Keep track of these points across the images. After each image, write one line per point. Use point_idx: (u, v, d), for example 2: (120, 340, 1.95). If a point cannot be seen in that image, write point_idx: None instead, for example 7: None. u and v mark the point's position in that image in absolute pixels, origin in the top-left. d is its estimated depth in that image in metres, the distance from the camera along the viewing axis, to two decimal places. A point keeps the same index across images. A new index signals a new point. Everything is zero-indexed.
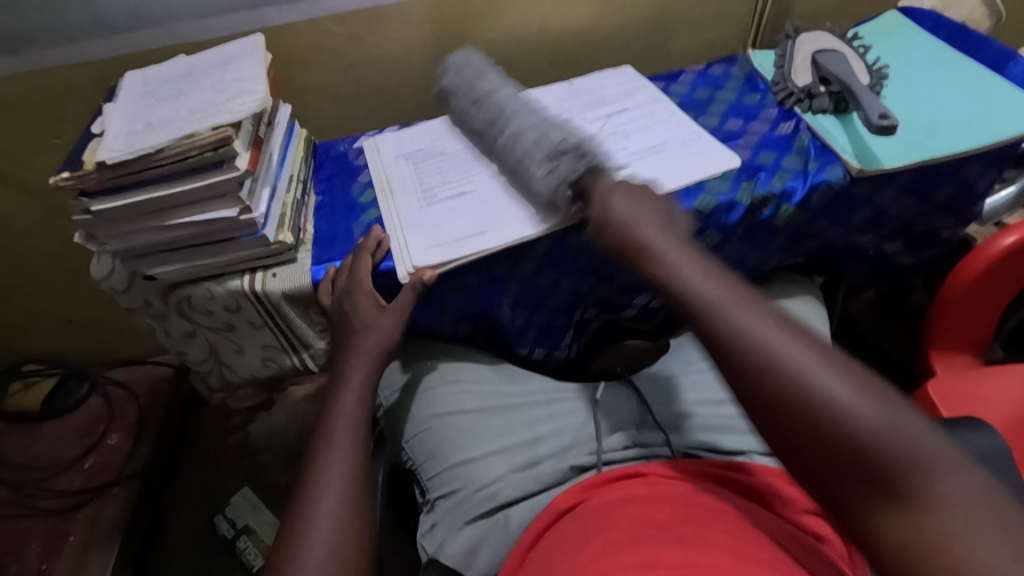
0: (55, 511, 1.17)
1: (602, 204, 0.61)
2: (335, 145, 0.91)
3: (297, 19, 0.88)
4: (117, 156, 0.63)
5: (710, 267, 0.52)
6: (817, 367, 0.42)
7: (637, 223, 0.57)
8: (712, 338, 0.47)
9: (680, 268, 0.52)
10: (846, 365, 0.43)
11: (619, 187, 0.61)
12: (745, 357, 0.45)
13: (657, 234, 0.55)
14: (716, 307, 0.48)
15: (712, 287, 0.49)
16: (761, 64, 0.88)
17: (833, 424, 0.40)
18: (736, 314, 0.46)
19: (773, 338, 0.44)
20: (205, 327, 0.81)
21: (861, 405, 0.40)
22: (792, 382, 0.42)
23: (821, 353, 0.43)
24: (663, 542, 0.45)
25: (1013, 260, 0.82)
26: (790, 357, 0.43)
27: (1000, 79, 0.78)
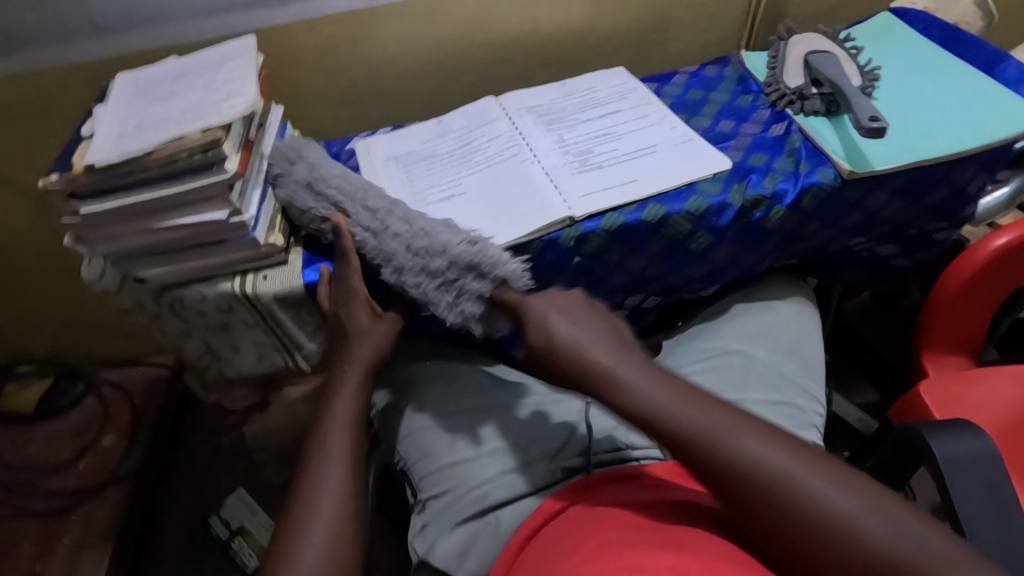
0: (49, 512, 1.17)
1: (547, 331, 0.60)
2: (327, 146, 0.91)
3: (289, 20, 0.88)
4: (106, 159, 0.63)
5: (665, 384, 0.54)
6: (817, 485, 0.45)
7: (595, 351, 0.57)
8: (704, 466, 0.49)
9: (652, 394, 0.53)
10: (846, 480, 0.46)
11: (561, 310, 0.61)
12: (750, 484, 0.46)
13: (616, 359, 0.57)
14: (707, 433, 0.49)
15: (703, 414, 0.51)
16: (755, 65, 0.88)
17: (846, 541, 0.43)
18: (729, 441, 0.48)
19: (769, 460, 0.47)
20: (199, 326, 0.81)
21: (871, 520, 0.43)
22: (798, 505, 0.45)
23: (812, 466, 0.47)
24: (652, 546, 0.45)
25: (1005, 261, 0.82)
26: (794, 474, 0.46)
27: (991, 81, 0.78)
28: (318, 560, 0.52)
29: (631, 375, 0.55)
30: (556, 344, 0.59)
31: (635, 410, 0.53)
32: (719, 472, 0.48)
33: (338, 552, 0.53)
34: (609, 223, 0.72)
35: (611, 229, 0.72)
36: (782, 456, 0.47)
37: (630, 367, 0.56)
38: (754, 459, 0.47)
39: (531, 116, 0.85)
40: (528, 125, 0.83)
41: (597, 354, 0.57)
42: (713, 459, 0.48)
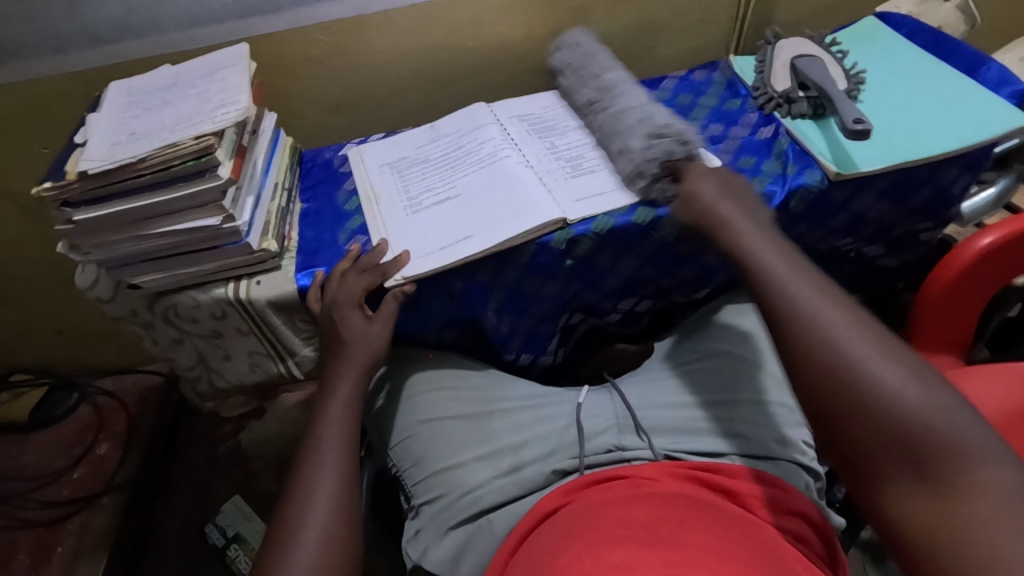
0: (43, 521, 1.16)
1: (690, 186, 0.68)
2: (321, 153, 0.91)
3: (282, 29, 0.89)
4: (99, 166, 0.63)
5: (775, 246, 0.59)
6: (861, 345, 0.48)
7: (722, 203, 0.64)
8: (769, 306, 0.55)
9: (760, 250, 0.59)
10: (897, 352, 0.48)
11: (712, 174, 0.69)
12: (801, 327, 0.51)
13: (738, 216, 0.63)
14: (775, 280, 0.56)
15: (776, 263, 0.57)
16: (743, 70, 0.89)
17: (877, 404, 0.45)
18: (787, 287, 0.54)
19: (822, 313, 0.51)
20: (192, 335, 0.81)
21: (911, 389, 0.45)
22: (839, 356, 0.48)
23: (867, 331, 0.49)
24: (641, 543, 0.45)
25: (991, 260, 0.83)
26: (843, 340, 0.49)
27: (974, 83, 0.79)
28: (311, 563, 0.52)
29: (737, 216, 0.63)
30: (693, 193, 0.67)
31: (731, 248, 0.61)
32: (780, 313, 0.54)
33: (329, 554, 0.53)
34: (600, 226, 0.73)
35: (603, 231, 0.73)
36: (849, 323, 0.50)
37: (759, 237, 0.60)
38: (820, 317, 0.51)
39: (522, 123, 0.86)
40: (518, 131, 0.85)
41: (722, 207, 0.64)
42: (778, 301, 0.54)
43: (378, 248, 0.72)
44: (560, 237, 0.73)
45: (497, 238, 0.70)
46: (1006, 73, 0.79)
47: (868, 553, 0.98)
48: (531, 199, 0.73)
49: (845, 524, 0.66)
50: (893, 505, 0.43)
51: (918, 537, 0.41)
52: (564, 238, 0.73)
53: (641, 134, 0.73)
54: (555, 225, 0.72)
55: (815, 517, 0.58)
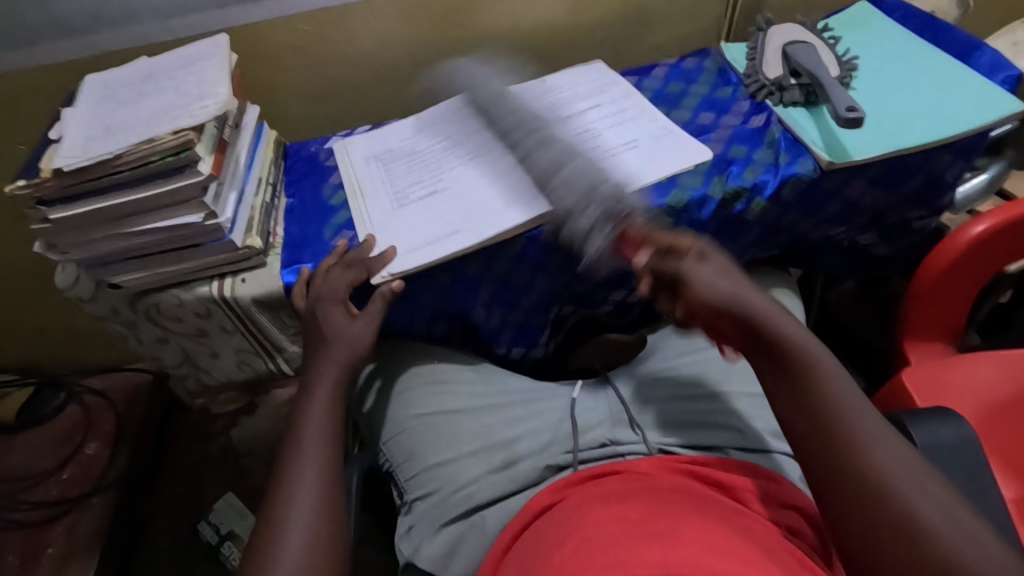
0: (32, 522, 1.15)
1: (697, 283, 0.59)
2: (306, 146, 0.90)
3: (262, 18, 0.87)
4: (74, 162, 0.61)
5: (831, 363, 0.54)
6: (915, 497, 0.46)
7: (754, 299, 0.57)
8: (823, 435, 0.50)
9: (815, 353, 0.54)
10: (948, 505, 0.46)
11: (707, 264, 0.61)
12: (858, 468, 0.48)
13: (778, 315, 0.56)
14: (835, 410, 0.51)
15: (840, 389, 0.52)
16: (734, 57, 0.87)
17: (923, 558, 0.44)
18: (845, 417, 0.51)
19: (881, 455, 0.48)
20: (176, 333, 0.80)
21: (965, 548, 0.44)
22: (899, 518, 0.46)
23: (915, 482, 0.47)
24: (636, 540, 0.45)
25: (982, 247, 0.83)
26: (894, 483, 0.47)
27: (967, 69, 0.78)
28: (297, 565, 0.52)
29: (776, 316, 0.56)
30: (701, 298, 0.58)
31: (780, 350, 0.55)
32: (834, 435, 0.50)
33: (314, 556, 0.52)
34: None
35: None
36: (900, 463, 0.48)
37: (808, 339, 0.55)
38: (873, 458, 0.48)
39: (511, 114, 0.85)
40: (507, 122, 0.83)
41: (759, 304, 0.57)
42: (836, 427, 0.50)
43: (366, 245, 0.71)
44: (551, 229, 0.72)
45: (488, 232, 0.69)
46: (999, 58, 0.79)
47: None
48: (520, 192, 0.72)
49: None
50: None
51: None
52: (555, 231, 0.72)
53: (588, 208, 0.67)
54: (545, 219, 0.71)
55: (811, 509, 0.58)
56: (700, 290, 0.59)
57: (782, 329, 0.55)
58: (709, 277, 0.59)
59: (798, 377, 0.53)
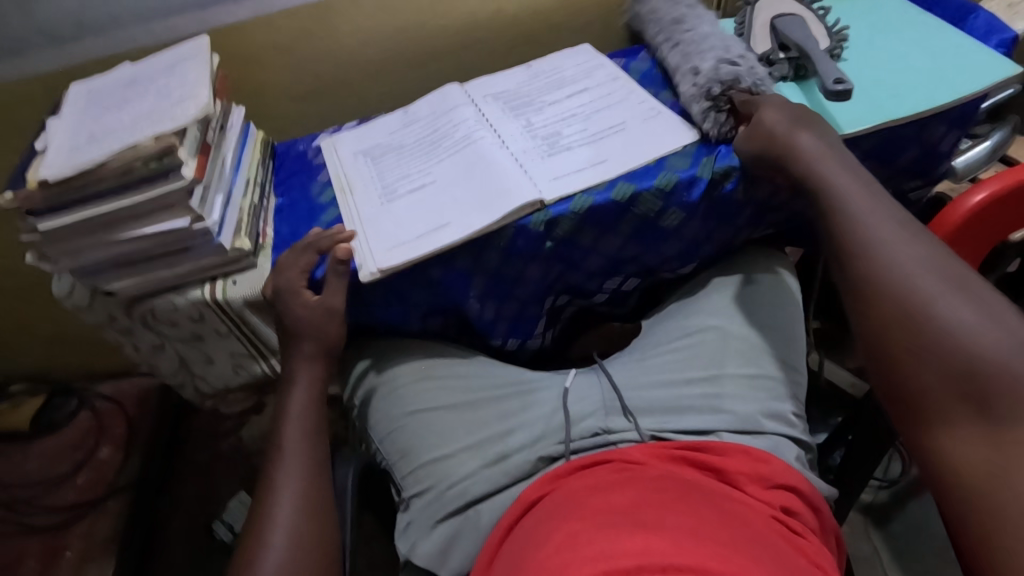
0: (51, 526, 1.17)
1: (754, 121, 0.69)
2: (294, 145, 0.89)
3: (245, 18, 0.86)
4: (58, 173, 0.62)
5: (870, 194, 0.64)
6: (931, 285, 0.56)
7: (800, 133, 0.67)
8: (856, 246, 0.61)
9: (867, 199, 0.63)
10: (965, 292, 0.55)
11: (772, 104, 0.70)
12: (877, 271, 0.59)
13: (837, 170, 0.65)
14: (863, 225, 0.62)
15: (868, 209, 0.63)
16: (722, 33, 0.85)
17: (939, 346, 0.53)
18: (871, 237, 0.61)
19: (899, 263, 0.58)
20: (172, 339, 0.80)
21: (977, 329, 0.52)
22: (908, 300, 0.56)
23: (936, 272, 0.57)
24: (620, 532, 0.44)
25: (980, 218, 0.81)
26: (918, 283, 0.57)
27: (963, 34, 0.76)
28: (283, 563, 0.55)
29: (834, 171, 0.65)
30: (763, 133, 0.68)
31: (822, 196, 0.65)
32: (854, 245, 0.62)
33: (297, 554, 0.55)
34: (579, 205, 0.72)
35: (581, 211, 0.72)
36: (928, 265, 0.58)
37: (866, 190, 0.64)
38: (893, 256, 0.59)
39: (497, 102, 0.84)
40: (493, 111, 0.82)
41: (828, 163, 0.66)
42: (857, 236, 0.62)
43: (343, 234, 0.71)
44: (538, 218, 0.71)
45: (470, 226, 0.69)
46: (993, 21, 0.79)
47: (871, 517, 1.10)
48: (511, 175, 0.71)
49: (835, 492, 0.67)
50: (948, 438, 0.51)
51: (953, 470, 0.50)
52: (542, 220, 0.71)
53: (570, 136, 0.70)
54: (533, 207, 0.70)
55: (805, 491, 0.58)
56: (759, 130, 0.69)
57: (833, 181, 0.65)
58: (772, 114, 0.69)
59: (843, 225, 0.63)
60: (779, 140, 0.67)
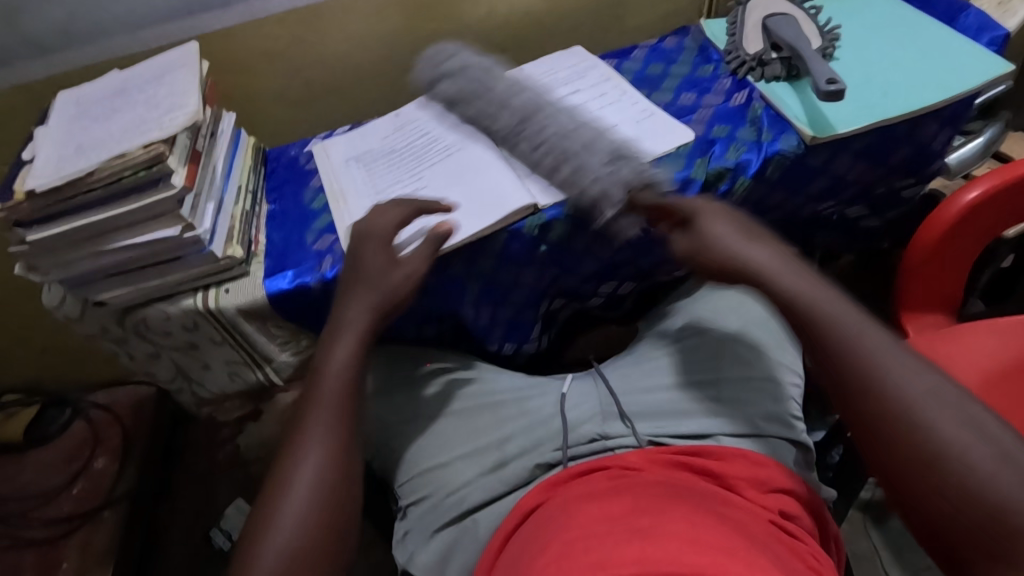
0: (46, 539, 1.16)
1: (706, 230, 0.60)
2: (286, 151, 0.89)
3: (233, 24, 0.86)
4: (46, 183, 0.61)
5: (800, 284, 0.55)
6: (941, 414, 0.45)
7: (716, 223, 0.60)
8: (847, 363, 0.50)
9: (819, 299, 0.53)
10: (982, 423, 0.45)
11: (721, 212, 0.61)
12: (878, 393, 0.47)
13: (766, 260, 0.57)
14: (821, 320, 0.52)
15: (805, 295, 0.53)
16: (714, 33, 0.85)
17: (957, 487, 0.43)
18: (865, 342, 0.50)
19: (906, 383, 0.47)
20: (167, 348, 0.79)
21: (994, 471, 0.42)
22: (916, 433, 0.45)
23: (947, 400, 0.46)
24: (619, 538, 0.44)
25: (974, 215, 0.81)
26: (927, 413, 0.45)
27: (954, 31, 0.76)
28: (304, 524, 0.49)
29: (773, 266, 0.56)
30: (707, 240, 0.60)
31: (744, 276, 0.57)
32: (838, 356, 0.50)
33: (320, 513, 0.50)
34: (573, 208, 0.71)
35: (576, 214, 0.72)
36: (930, 385, 0.47)
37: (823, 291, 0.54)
38: (894, 378, 0.47)
39: None
40: None
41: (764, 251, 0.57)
42: (839, 345, 0.50)
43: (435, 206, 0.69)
44: (532, 222, 0.71)
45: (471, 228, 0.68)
46: (984, 18, 0.79)
47: (869, 514, 1.10)
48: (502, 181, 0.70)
49: (834, 493, 0.67)
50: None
51: None
52: (536, 224, 0.72)
53: (598, 162, 0.67)
54: (526, 210, 0.70)
55: (803, 494, 0.58)
56: (706, 236, 0.60)
57: (747, 261, 0.57)
58: (719, 226, 0.60)
59: (809, 325, 0.53)
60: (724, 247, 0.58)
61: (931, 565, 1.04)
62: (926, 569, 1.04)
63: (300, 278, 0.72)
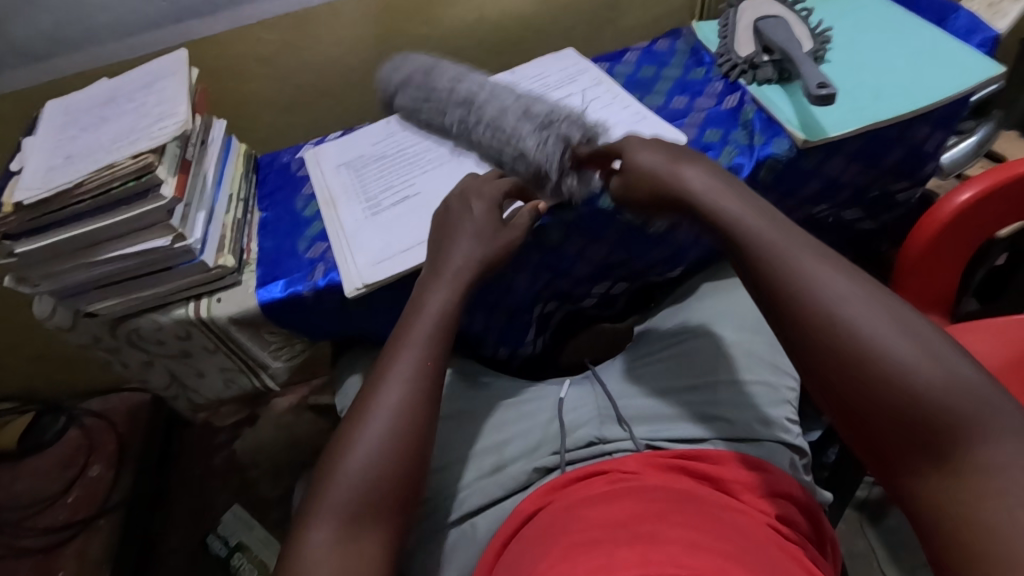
0: (42, 548, 1.16)
1: (633, 158, 0.62)
2: (278, 157, 0.88)
3: (223, 31, 0.85)
4: (34, 195, 0.60)
5: (743, 196, 0.55)
6: (863, 314, 0.45)
7: (680, 164, 0.59)
8: (772, 278, 0.50)
9: (750, 220, 0.53)
10: (898, 318, 0.45)
11: (644, 142, 0.63)
12: (803, 303, 0.48)
13: (702, 176, 0.58)
14: (755, 234, 0.52)
15: (744, 211, 0.54)
16: (706, 35, 0.85)
17: (881, 377, 0.43)
18: (782, 252, 0.50)
19: (827, 287, 0.47)
20: (160, 355, 0.78)
21: (918, 362, 0.42)
22: (840, 335, 0.45)
23: (868, 300, 0.46)
24: (621, 543, 0.44)
25: (967, 216, 0.81)
26: (845, 313, 0.46)
27: (945, 34, 0.76)
28: (379, 457, 0.54)
29: (708, 186, 0.57)
30: (638, 165, 0.61)
31: (688, 195, 0.57)
32: (767, 270, 0.51)
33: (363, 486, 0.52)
34: (566, 214, 0.71)
35: (568, 219, 0.71)
36: (851, 288, 0.47)
37: (760, 214, 0.54)
38: (813, 283, 0.48)
39: None
40: None
41: (696, 179, 0.58)
42: (766, 261, 0.51)
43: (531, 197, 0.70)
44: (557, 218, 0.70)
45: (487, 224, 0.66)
46: (974, 20, 0.80)
47: (866, 512, 1.10)
48: (499, 181, 0.69)
49: (829, 497, 0.67)
50: (916, 493, 0.41)
51: (925, 521, 0.40)
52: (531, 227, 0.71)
53: (528, 129, 0.69)
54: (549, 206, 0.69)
55: (801, 497, 0.58)
56: (634, 161, 0.61)
57: (695, 188, 0.57)
58: (646, 153, 0.62)
59: (740, 247, 0.53)
60: (657, 173, 0.60)
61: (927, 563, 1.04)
62: (923, 567, 1.04)
63: (293, 286, 0.71)
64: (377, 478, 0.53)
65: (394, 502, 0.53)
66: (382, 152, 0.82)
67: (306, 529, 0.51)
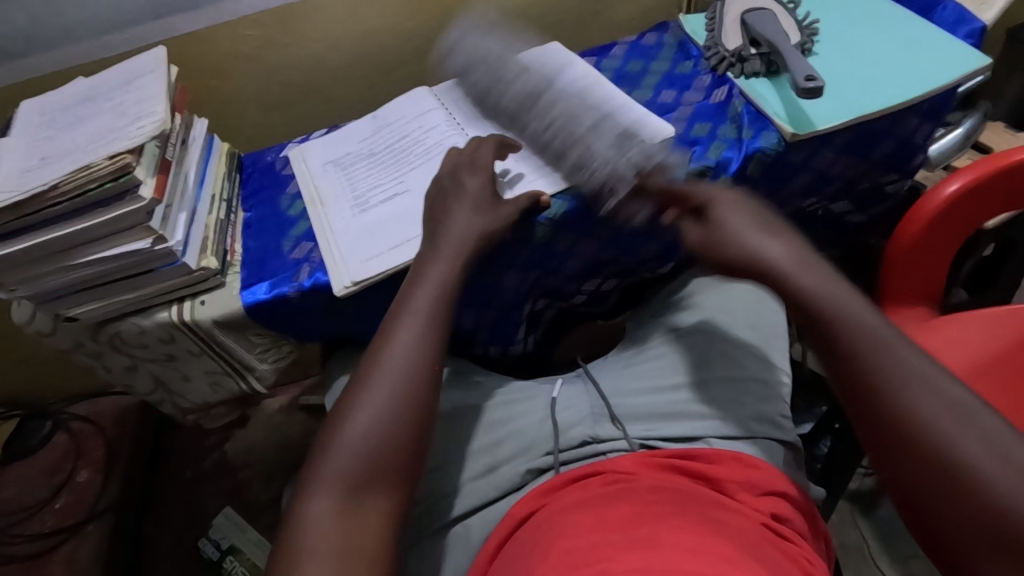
0: (30, 555, 1.14)
1: (720, 217, 0.59)
2: (262, 156, 0.87)
3: (203, 27, 0.83)
4: (8, 198, 0.59)
5: (833, 281, 0.53)
6: (952, 429, 0.44)
7: (727, 214, 0.58)
8: (856, 386, 0.48)
9: (838, 309, 0.51)
10: (989, 429, 0.44)
11: (725, 201, 0.59)
12: (888, 408, 0.47)
13: (795, 253, 0.55)
14: (843, 329, 0.50)
15: (844, 300, 0.51)
16: (693, 28, 0.84)
17: (969, 498, 0.42)
18: (872, 357, 0.48)
19: (912, 398, 0.46)
20: (144, 360, 0.77)
21: (1008, 482, 0.42)
22: (927, 447, 0.45)
23: (953, 407, 0.45)
24: (618, 548, 0.43)
25: (957, 207, 0.81)
26: (935, 426, 0.45)
27: (932, 25, 0.76)
28: (383, 426, 0.54)
29: (800, 268, 0.54)
30: (723, 239, 0.58)
31: (770, 275, 0.55)
32: (848, 379, 0.49)
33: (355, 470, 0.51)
34: (553, 212, 0.70)
35: (557, 217, 0.71)
36: (936, 394, 0.46)
37: (842, 297, 0.52)
38: (901, 391, 0.46)
39: (468, 105, 0.82)
40: (464, 114, 0.80)
41: (775, 252, 0.55)
42: (849, 358, 0.49)
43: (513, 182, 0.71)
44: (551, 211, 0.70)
45: (474, 225, 0.65)
46: (962, 11, 0.81)
47: (858, 503, 1.11)
48: (485, 177, 0.68)
49: (824, 491, 0.67)
50: None
51: None
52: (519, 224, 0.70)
53: (605, 140, 0.67)
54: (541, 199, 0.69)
55: (795, 495, 0.58)
56: (720, 224, 0.59)
57: (783, 269, 0.54)
58: (728, 213, 0.59)
59: (825, 340, 0.51)
60: (740, 244, 0.56)
61: (918, 553, 1.05)
62: (914, 557, 1.05)
63: (278, 288, 0.70)
64: (382, 452, 0.53)
65: (398, 475, 0.53)
66: (367, 149, 0.81)
67: (305, 502, 0.50)
